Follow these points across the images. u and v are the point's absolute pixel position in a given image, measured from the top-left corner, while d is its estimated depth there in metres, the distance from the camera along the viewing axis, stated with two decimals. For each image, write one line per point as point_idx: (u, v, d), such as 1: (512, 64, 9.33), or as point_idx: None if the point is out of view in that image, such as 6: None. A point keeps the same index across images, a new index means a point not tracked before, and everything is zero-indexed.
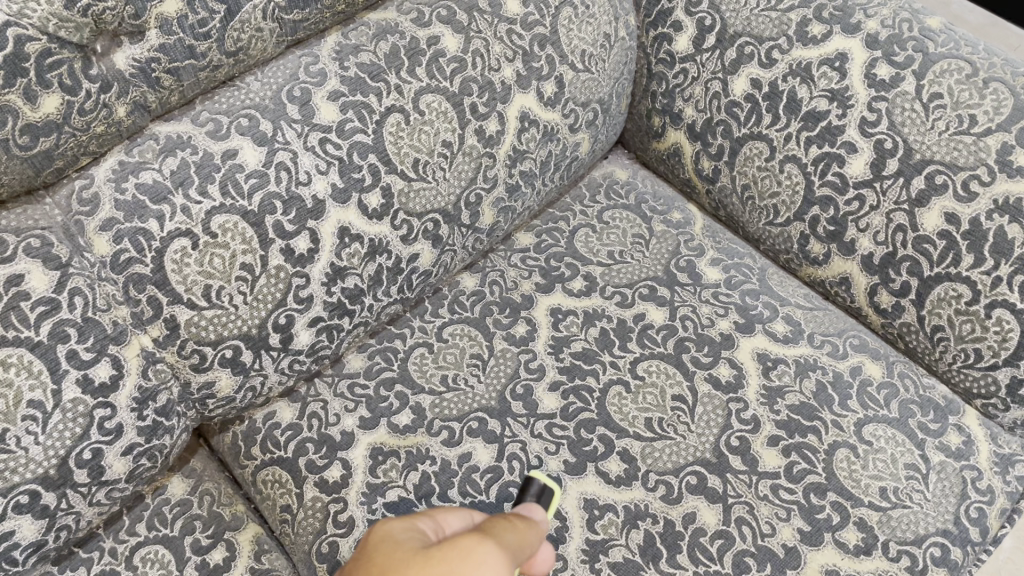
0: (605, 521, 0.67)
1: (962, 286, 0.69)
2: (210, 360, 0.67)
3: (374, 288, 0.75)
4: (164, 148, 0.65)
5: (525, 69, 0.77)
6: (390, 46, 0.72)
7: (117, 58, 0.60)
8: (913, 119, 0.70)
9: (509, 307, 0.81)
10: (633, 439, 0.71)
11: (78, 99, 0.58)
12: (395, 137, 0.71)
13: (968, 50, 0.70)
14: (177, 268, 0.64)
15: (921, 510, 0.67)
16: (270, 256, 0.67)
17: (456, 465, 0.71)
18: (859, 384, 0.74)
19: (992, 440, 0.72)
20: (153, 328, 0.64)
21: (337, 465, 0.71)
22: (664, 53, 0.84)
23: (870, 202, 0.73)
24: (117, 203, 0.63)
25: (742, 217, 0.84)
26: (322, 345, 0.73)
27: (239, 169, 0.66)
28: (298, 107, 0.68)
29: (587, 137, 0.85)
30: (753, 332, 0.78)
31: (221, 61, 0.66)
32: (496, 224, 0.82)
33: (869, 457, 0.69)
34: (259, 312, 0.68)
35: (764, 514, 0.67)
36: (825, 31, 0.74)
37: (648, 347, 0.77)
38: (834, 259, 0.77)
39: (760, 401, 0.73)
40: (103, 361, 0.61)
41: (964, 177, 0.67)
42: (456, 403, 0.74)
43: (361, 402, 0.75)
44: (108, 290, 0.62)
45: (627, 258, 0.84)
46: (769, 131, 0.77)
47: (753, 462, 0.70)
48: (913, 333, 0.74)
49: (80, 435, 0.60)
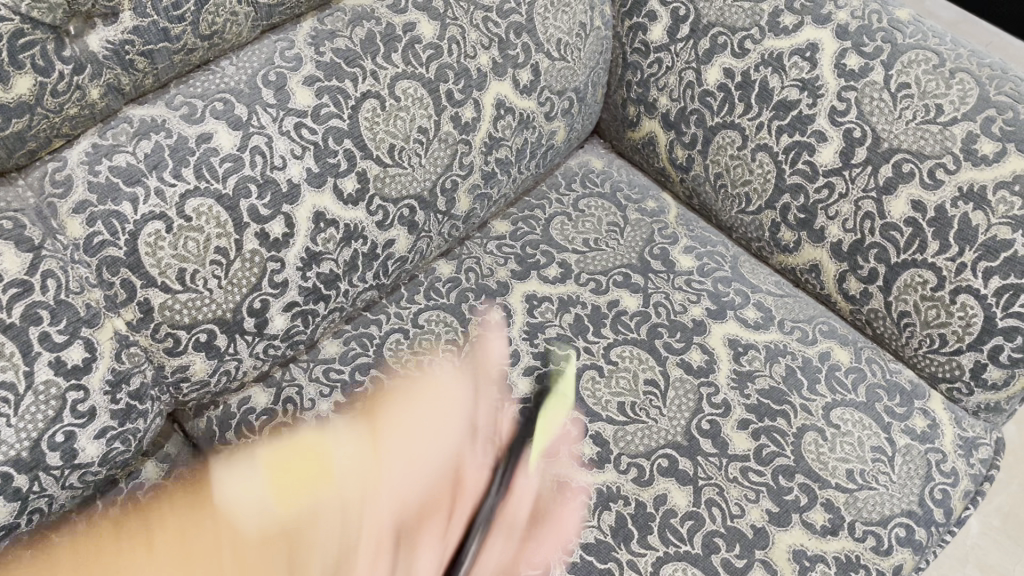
0: (578, 503, 0.68)
1: (927, 272, 0.70)
2: (184, 344, 0.67)
3: (349, 273, 0.75)
4: (138, 131, 0.65)
5: (501, 57, 0.78)
6: (366, 32, 0.72)
7: (90, 40, 0.60)
8: (882, 108, 0.71)
9: (485, 293, 0.81)
10: (606, 423, 0.72)
11: (51, 80, 0.59)
12: (371, 123, 0.72)
13: (936, 41, 0.72)
14: (151, 251, 0.64)
15: (886, 492, 0.69)
16: (244, 239, 0.67)
17: (430, 449, 0.71)
18: (828, 369, 0.75)
19: (956, 424, 0.73)
20: (127, 312, 0.64)
21: (312, 449, 0.72)
22: (639, 43, 0.85)
23: (839, 190, 0.74)
24: (90, 185, 0.63)
25: (715, 206, 0.85)
26: (297, 329, 0.74)
27: (213, 153, 0.66)
28: (274, 91, 0.69)
29: (563, 126, 0.86)
30: (724, 318, 0.79)
31: (196, 44, 0.66)
32: (472, 211, 0.83)
33: (837, 440, 0.71)
34: (234, 295, 0.68)
35: (733, 496, 0.68)
36: (797, 22, 0.75)
37: (621, 334, 0.78)
38: (804, 247, 0.78)
39: (731, 386, 0.74)
40: (76, 343, 0.61)
41: (930, 166, 0.69)
42: (431, 388, 0.75)
43: (336, 387, 0.75)
44: (80, 273, 0.62)
45: (601, 246, 0.85)
46: (742, 120, 0.78)
47: (723, 445, 0.71)
48: (880, 319, 0.76)
49: (53, 418, 0.60)
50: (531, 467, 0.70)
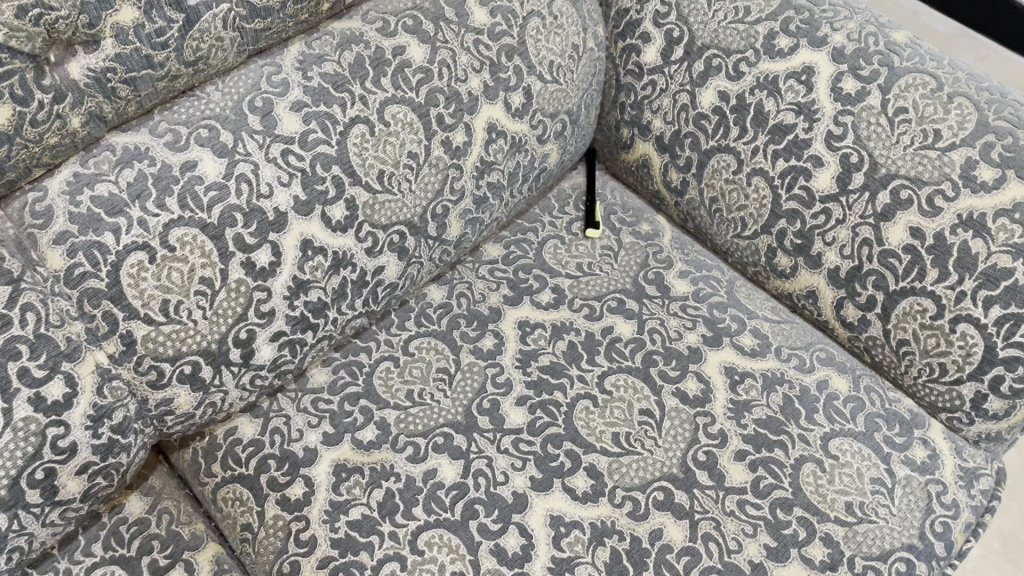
0: (572, 538, 0.67)
1: (926, 300, 0.69)
2: (167, 376, 0.66)
3: (338, 301, 0.73)
4: (121, 160, 0.63)
5: (493, 80, 0.76)
6: (355, 56, 0.71)
7: (71, 68, 0.58)
8: (879, 133, 0.70)
9: (477, 319, 0.80)
10: (600, 454, 0.71)
11: (30, 109, 0.57)
12: (359, 148, 0.70)
13: (933, 64, 0.71)
14: (134, 282, 0.62)
15: (886, 525, 0.67)
16: (230, 269, 0.66)
17: (420, 482, 0.69)
18: (826, 398, 0.74)
19: (957, 454, 0.72)
20: (109, 344, 0.62)
21: (299, 483, 0.70)
22: (633, 64, 0.84)
23: (836, 215, 0.72)
24: (72, 216, 0.61)
25: (710, 229, 0.84)
26: (284, 359, 0.72)
27: (198, 181, 0.65)
28: (260, 117, 0.67)
29: (555, 148, 0.85)
30: (720, 345, 0.77)
31: (181, 70, 0.64)
32: (464, 235, 0.81)
33: (835, 471, 0.69)
34: (219, 327, 0.66)
35: (730, 530, 0.67)
36: (792, 44, 0.74)
37: (616, 361, 0.76)
38: (801, 273, 0.77)
39: (727, 416, 0.73)
40: (56, 378, 0.59)
41: (929, 192, 0.68)
42: (422, 418, 0.73)
43: (325, 418, 0.73)
44: (61, 306, 0.60)
45: (595, 270, 0.83)
46: (737, 144, 0.77)
47: (720, 477, 0.69)
48: (879, 346, 0.74)
49: (32, 455, 0.58)
50: (524, 501, 0.68)
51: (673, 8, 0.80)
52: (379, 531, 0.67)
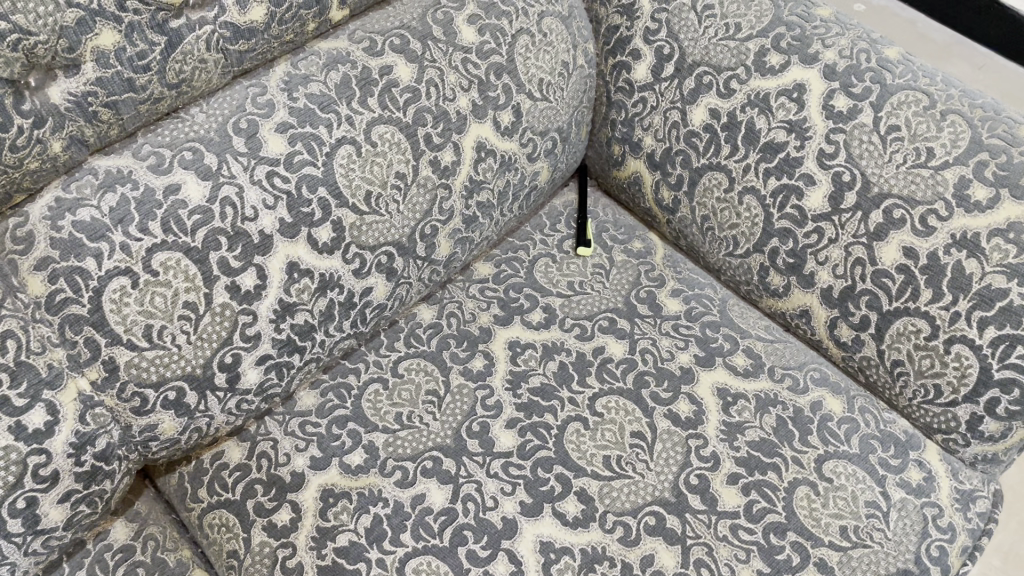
0: (562, 565, 0.66)
1: (921, 321, 0.68)
2: (152, 403, 0.65)
3: (325, 323, 0.72)
4: (103, 183, 0.62)
5: (481, 99, 0.76)
6: (341, 76, 0.70)
7: (52, 92, 0.58)
8: (871, 151, 0.69)
9: (467, 340, 0.79)
10: (591, 478, 0.70)
11: (8, 135, 0.56)
12: (346, 170, 0.69)
13: (926, 81, 0.70)
14: (117, 308, 0.62)
15: (881, 549, 0.66)
16: (214, 294, 0.65)
17: (409, 507, 0.69)
18: (820, 419, 0.73)
19: (953, 476, 0.71)
20: (91, 371, 0.61)
21: (287, 508, 0.69)
22: (623, 81, 0.83)
23: (829, 235, 0.72)
24: (53, 241, 0.60)
25: (702, 248, 0.83)
26: (271, 383, 0.71)
27: (182, 205, 0.64)
28: (245, 139, 0.66)
29: (546, 166, 0.84)
30: (712, 365, 0.77)
31: (164, 93, 0.64)
32: (454, 254, 0.80)
33: (830, 495, 0.68)
34: (203, 351, 0.65)
35: (722, 556, 0.66)
36: (783, 61, 0.73)
37: (607, 383, 0.76)
38: (793, 292, 0.76)
39: (720, 438, 0.72)
40: (38, 406, 0.58)
41: (922, 212, 0.67)
42: (411, 441, 0.72)
43: (313, 441, 0.72)
44: (42, 333, 0.59)
45: (587, 289, 0.83)
46: (728, 162, 0.76)
47: (713, 501, 0.68)
48: (873, 367, 0.73)
49: (13, 484, 0.57)
50: (513, 527, 0.67)
51: (664, 25, 0.79)
52: (367, 558, 0.66)
